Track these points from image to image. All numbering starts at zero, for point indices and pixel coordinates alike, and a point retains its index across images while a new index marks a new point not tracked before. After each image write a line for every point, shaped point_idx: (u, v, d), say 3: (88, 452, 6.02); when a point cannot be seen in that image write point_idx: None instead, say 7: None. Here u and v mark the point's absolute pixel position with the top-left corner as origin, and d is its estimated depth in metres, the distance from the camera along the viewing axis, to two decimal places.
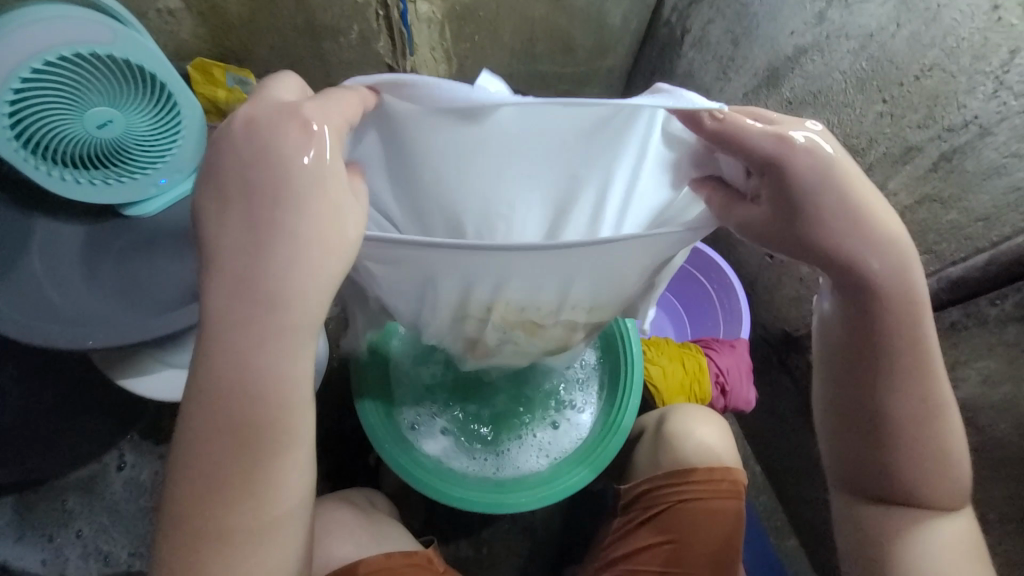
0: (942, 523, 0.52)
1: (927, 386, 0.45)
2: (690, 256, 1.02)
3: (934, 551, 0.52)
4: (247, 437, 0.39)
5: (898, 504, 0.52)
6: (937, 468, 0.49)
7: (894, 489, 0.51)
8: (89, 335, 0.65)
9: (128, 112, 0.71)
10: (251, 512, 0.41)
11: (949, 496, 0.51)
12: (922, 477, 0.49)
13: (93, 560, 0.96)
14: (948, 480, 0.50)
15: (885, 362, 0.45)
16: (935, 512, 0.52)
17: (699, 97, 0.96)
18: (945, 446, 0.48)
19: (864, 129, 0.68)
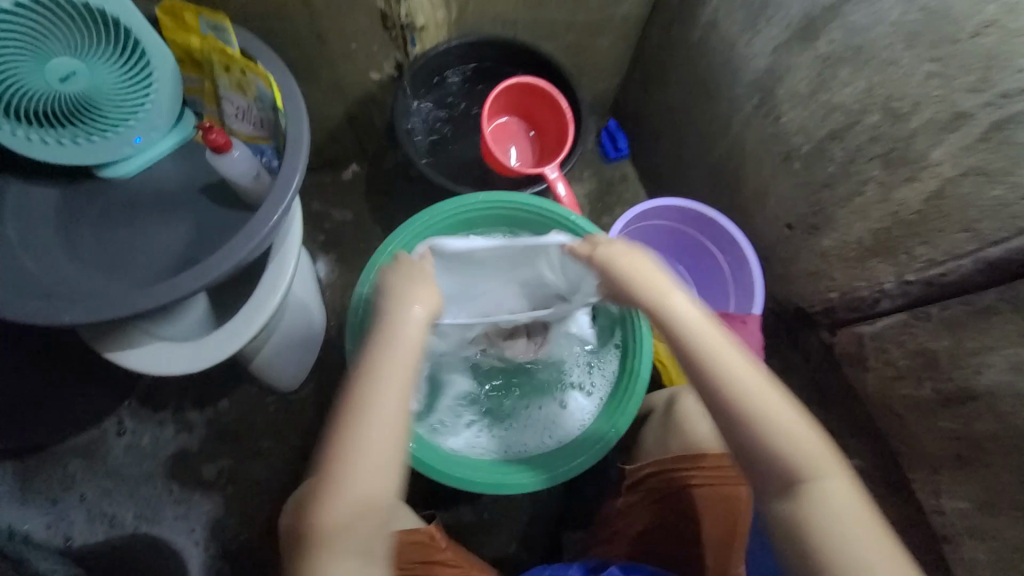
0: (818, 486, 0.48)
1: (722, 368, 0.52)
2: (703, 226, 0.96)
3: (826, 519, 0.47)
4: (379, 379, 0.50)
5: (783, 485, 0.49)
6: (778, 437, 0.49)
7: (761, 469, 0.50)
8: (61, 311, 0.60)
9: (93, 62, 0.63)
10: (380, 439, 0.48)
11: (799, 462, 0.49)
12: (772, 451, 0.49)
13: (98, 523, 0.97)
14: (786, 442, 0.49)
15: (679, 364, 0.56)
16: (806, 479, 0.49)
17: (722, 49, 0.87)
18: (757, 407, 0.50)
19: (908, 90, 0.62)
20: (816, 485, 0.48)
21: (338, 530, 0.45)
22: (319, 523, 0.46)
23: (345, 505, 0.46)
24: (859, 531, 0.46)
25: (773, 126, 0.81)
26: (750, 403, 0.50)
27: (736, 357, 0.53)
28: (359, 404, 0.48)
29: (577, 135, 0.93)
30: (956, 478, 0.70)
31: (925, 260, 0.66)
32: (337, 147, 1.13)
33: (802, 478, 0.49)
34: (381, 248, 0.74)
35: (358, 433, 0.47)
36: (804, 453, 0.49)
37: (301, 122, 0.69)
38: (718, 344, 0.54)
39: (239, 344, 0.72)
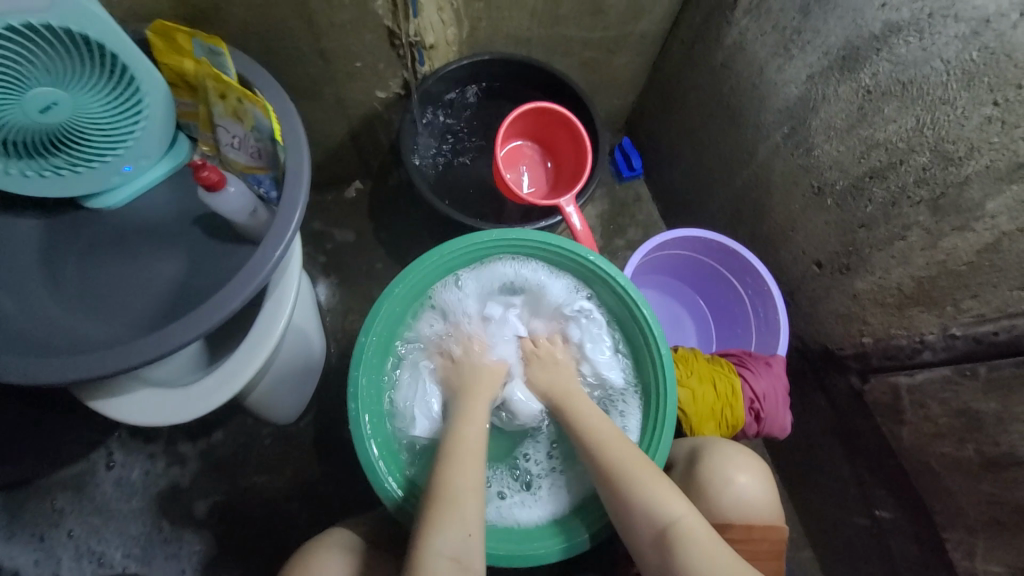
0: (683, 529, 0.58)
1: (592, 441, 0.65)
2: (724, 258, 0.92)
3: (691, 560, 0.56)
4: (473, 420, 0.67)
5: (658, 538, 0.58)
6: (647, 493, 0.60)
7: (638, 530, 0.60)
8: (37, 367, 0.54)
9: (76, 90, 0.58)
10: (478, 459, 0.63)
11: (662, 521, 0.58)
12: (644, 508, 0.59)
13: (85, 561, 0.93)
14: (651, 503, 0.59)
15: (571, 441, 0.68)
16: (674, 527, 0.58)
17: (750, 73, 0.82)
18: (626, 475, 0.61)
19: (963, 133, 0.57)
20: (679, 537, 0.57)
21: (451, 507, 0.58)
22: (440, 503, 0.58)
23: (450, 535, 0.56)
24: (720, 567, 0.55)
25: (804, 159, 0.76)
26: (621, 475, 0.61)
27: (606, 429, 0.66)
28: (459, 436, 0.65)
29: (595, 162, 0.88)
30: (996, 543, 0.66)
31: (974, 315, 0.61)
32: (339, 165, 1.08)
33: (665, 533, 0.58)
34: (384, 294, 0.68)
35: (461, 452, 0.63)
36: (666, 513, 0.59)
37: (302, 155, 0.64)
38: (601, 428, 0.66)
39: (234, 390, 0.67)
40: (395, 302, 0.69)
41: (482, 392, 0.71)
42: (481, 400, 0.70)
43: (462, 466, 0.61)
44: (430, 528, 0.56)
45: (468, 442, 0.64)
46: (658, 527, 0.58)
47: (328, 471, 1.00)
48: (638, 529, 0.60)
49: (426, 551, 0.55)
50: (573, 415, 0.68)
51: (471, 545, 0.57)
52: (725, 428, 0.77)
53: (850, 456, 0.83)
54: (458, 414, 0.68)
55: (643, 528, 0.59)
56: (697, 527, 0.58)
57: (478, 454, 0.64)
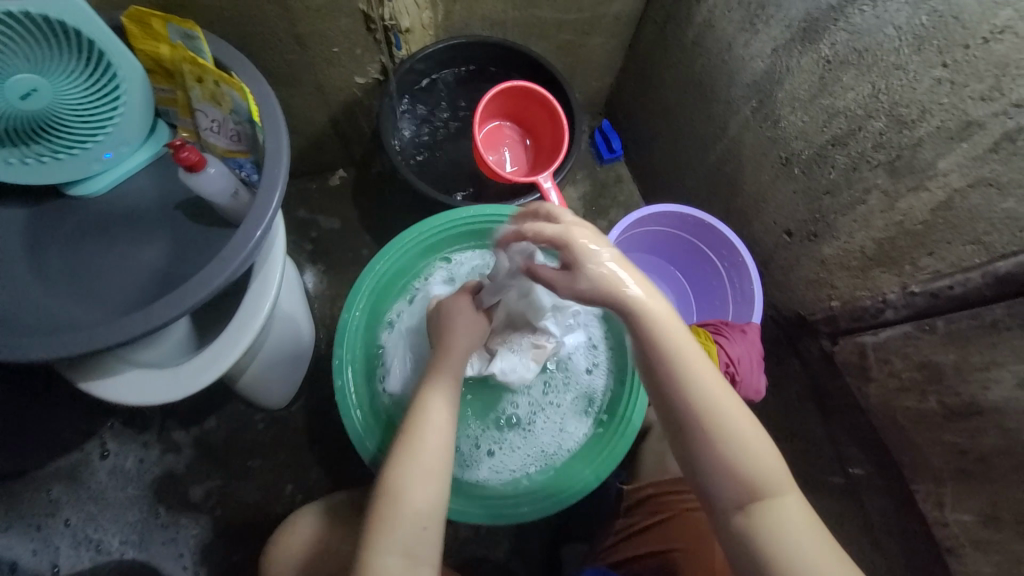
0: (777, 501, 0.53)
1: (700, 389, 0.54)
2: (701, 232, 0.94)
3: (780, 530, 0.52)
4: (438, 414, 0.59)
5: (748, 502, 0.53)
6: (747, 453, 0.53)
7: (726, 487, 0.54)
8: (31, 345, 0.56)
9: (55, 77, 0.59)
10: (441, 468, 0.56)
11: (752, 483, 0.53)
12: (741, 468, 0.53)
13: (83, 549, 0.94)
14: (749, 466, 0.53)
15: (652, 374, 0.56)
16: (768, 495, 0.53)
17: (719, 50, 0.84)
18: (729, 433, 0.53)
19: (916, 96, 0.60)
20: (767, 502, 0.52)
21: (390, 521, 0.52)
22: (387, 514, 0.53)
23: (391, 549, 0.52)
24: (809, 543, 0.51)
25: (771, 130, 0.78)
26: (718, 429, 0.53)
27: (713, 380, 0.55)
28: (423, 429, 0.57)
29: (572, 139, 0.91)
30: (961, 491, 0.69)
31: (931, 271, 0.64)
32: (322, 153, 1.09)
33: (757, 498, 0.53)
34: (368, 269, 0.71)
35: (421, 450, 0.56)
36: (756, 474, 0.53)
37: (280, 135, 0.66)
38: (700, 370, 0.55)
39: (222, 370, 0.69)
40: (376, 278, 0.71)
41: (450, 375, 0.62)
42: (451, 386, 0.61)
43: (417, 467, 0.55)
44: (379, 536, 0.52)
45: (432, 437, 0.57)
46: (745, 490, 0.53)
47: (321, 453, 1.02)
48: (726, 486, 0.53)
49: (371, 560, 0.51)
50: (668, 350, 0.54)
51: (426, 542, 0.53)
52: None
53: (825, 418, 0.87)
54: (421, 402, 0.59)
55: (732, 487, 0.53)
56: (787, 491, 0.53)
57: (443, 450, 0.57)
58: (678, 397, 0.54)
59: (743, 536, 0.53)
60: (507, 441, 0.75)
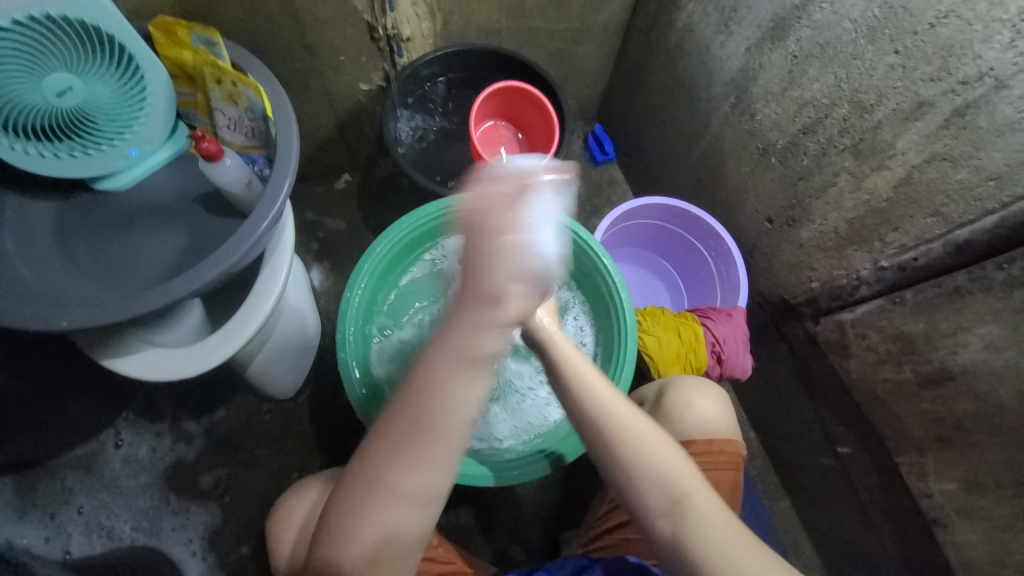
0: (695, 502, 0.55)
1: (606, 405, 0.57)
2: (688, 223, 0.99)
3: (700, 528, 0.54)
4: (429, 466, 0.48)
5: (671, 507, 0.55)
6: (659, 459, 0.56)
7: (645, 495, 0.55)
8: (65, 316, 0.61)
9: (89, 77, 0.66)
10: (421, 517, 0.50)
11: (667, 489, 0.55)
12: (657, 474, 0.55)
13: (96, 535, 0.98)
14: (660, 471, 0.55)
15: (563, 395, 0.59)
16: (687, 497, 0.55)
17: (699, 52, 0.90)
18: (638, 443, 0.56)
19: (873, 83, 0.65)
20: (687, 505, 0.55)
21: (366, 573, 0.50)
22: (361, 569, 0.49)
23: None
24: (727, 537, 0.54)
25: (748, 124, 0.83)
26: (629, 440, 0.56)
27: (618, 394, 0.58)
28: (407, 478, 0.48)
29: (562, 136, 0.97)
30: (942, 459, 0.71)
31: (898, 245, 0.69)
32: (327, 157, 1.15)
33: (677, 502, 0.55)
34: (367, 253, 0.76)
35: (396, 498, 0.48)
36: (675, 479, 0.55)
37: (291, 128, 0.72)
38: (604, 389, 0.58)
39: (238, 344, 0.73)
40: (376, 260, 0.77)
41: (457, 403, 0.48)
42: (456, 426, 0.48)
43: (391, 521, 0.49)
44: None
45: (413, 486, 0.48)
46: (666, 500, 0.55)
47: (325, 443, 1.05)
48: (648, 495, 0.55)
49: None
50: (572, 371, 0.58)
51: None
52: (689, 370, 0.86)
53: (811, 399, 0.89)
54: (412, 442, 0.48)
55: (653, 494, 0.55)
56: (703, 494, 0.55)
57: (429, 500, 0.50)
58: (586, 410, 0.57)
59: (671, 541, 0.54)
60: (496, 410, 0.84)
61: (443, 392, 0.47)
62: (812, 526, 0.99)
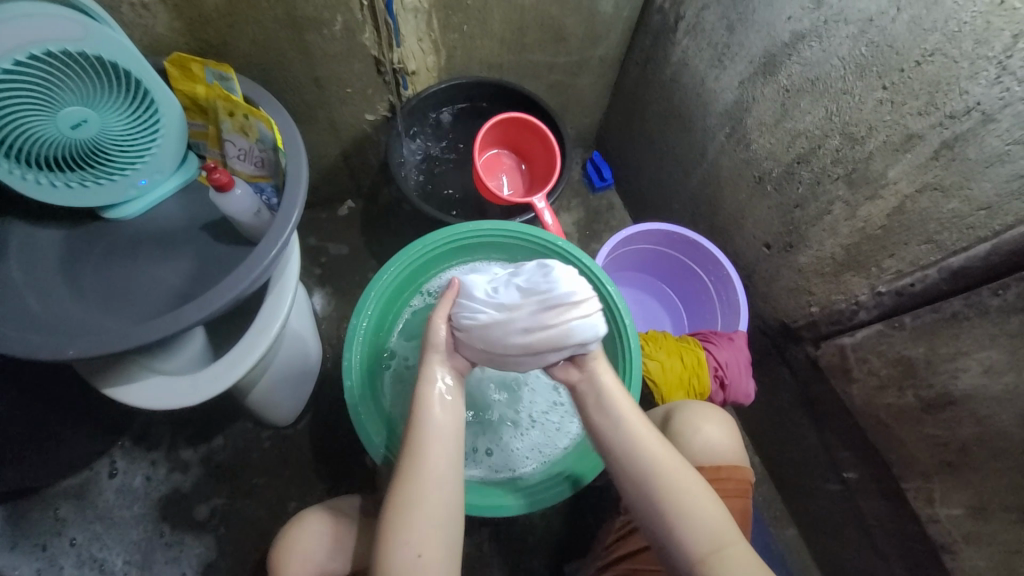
0: (734, 548, 0.55)
1: (648, 439, 0.60)
2: (687, 249, 1.01)
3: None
4: (440, 451, 0.57)
5: (713, 552, 0.54)
6: (698, 497, 0.57)
7: (687, 534, 0.56)
8: (72, 345, 0.61)
9: (104, 111, 0.67)
10: (443, 497, 0.56)
11: (708, 530, 0.55)
12: (698, 513, 0.56)
13: (87, 569, 0.95)
14: (698, 512, 0.56)
15: (604, 430, 0.62)
16: (727, 542, 0.55)
17: (694, 85, 0.94)
18: (675, 481, 0.58)
19: (863, 116, 0.68)
20: (726, 552, 0.55)
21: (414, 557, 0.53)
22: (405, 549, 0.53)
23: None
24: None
25: (744, 153, 0.86)
26: (668, 476, 0.58)
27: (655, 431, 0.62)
28: (414, 480, 0.55)
29: (562, 165, 0.99)
30: (948, 485, 0.71)
31: (894, 271, 0.70)
32: (332, 184, 1.18)
33: (717, 547, 0.55)
34: (375, 280, 0.78)
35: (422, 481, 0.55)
36: (713, 521, 0.56)
37: (301, 159, 0.73)
38: (642, 424, 0.62)
39: (241, 371, 0.73)
40: (383, 287, 0.78)
41: (442, 423, 0.59)
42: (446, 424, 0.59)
43: (412, 498, 0.55)
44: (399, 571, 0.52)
45: (431, 468, 0.56)
46: (701, 542, 0.55)
47: (325, 471, 1.04)
48: (688, 538, 0.55)
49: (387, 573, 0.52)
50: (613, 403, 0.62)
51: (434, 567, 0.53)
52: (693, 395, 0.86)
53: (815, 423, 0.89)
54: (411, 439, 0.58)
55: (693, 536, 0.55)
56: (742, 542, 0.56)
57: (444, 481, 0.56)
58: (627, 443, 0.60)
59: None
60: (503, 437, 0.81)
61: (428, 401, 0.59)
62: (820, 554, 0.97)
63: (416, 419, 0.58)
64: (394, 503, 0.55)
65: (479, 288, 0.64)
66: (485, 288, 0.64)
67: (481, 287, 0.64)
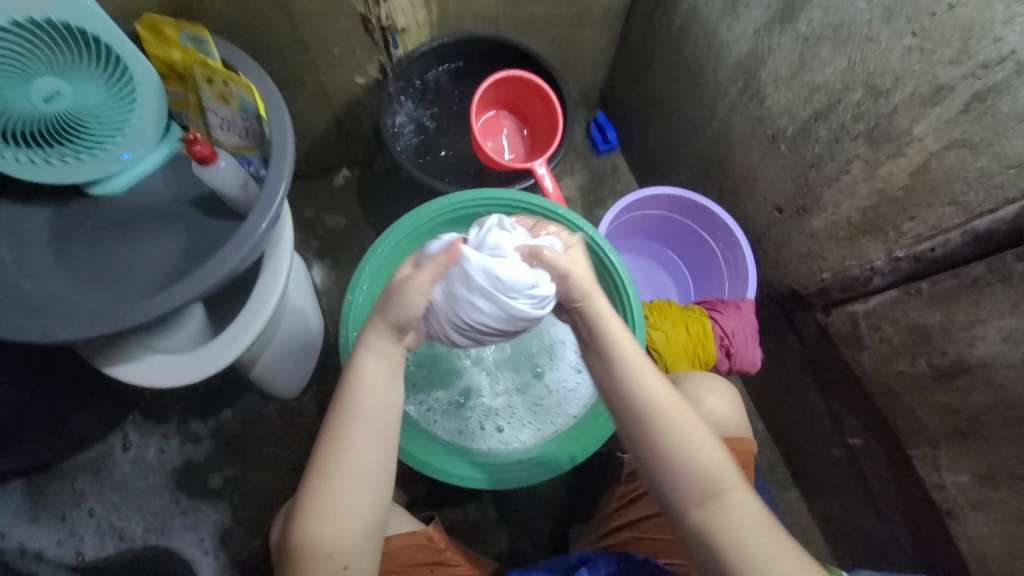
0: (735, 496, 0.53)
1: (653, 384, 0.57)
2: (695, 214, 0.97)
3: (735, 524, 0.51)
4: (366, 450, 0.53)
5: (710, 498, 0.53)
6: (699, 443, 0.54)
7: (685, 477, 0.53)
8: (64, 328, 0.60)
9: (77, 81, 0.64)
10: (365, 501, 0.53)
11: (709, 478, 0.53)
12: (698, 457, 0.54)
13: (108, 536, 0.99)
14: (699, 459, 0.54)
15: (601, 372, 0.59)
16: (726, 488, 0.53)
17: (704, 35, 0.87)
18: (676, 427, 0.55)
19: (889, 66, 0.63)
20: (723, 496, 0.52)
21: (329, 554, 0.52)
22: (317, 547, 0.52)
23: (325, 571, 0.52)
24: (765, 538, 0.51)
25: (757, 110, 0.80)
26: (671, 423, 0.55)
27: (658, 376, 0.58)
28: (333, 480, 0.52)
29: (564, 128, 0.94)
30: (956, 452, 0.70)
31: (914, 235, 0.67)
32: (325, 153, 1.13)
33: (713, 493, 0.53)
34: (370, 253, 0.76)
35: (342, 483, 0.52)
36: (713, 468, 0.53)
37: (285, 128, 0.70)
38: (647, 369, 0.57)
39: (240, 346, 0.73)
40: (379, 261, 0.76)
41: (376, 423, 0.54)
42: (375, 421, 0.54)
43: (334, 498, 0.52)
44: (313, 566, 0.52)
45: (356, 468, 0.53)
46: (700, 487, 0.53)
47: None
48: (684, 483, 0.53)
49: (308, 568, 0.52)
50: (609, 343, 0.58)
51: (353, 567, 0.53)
52: (699, 365, 0.84)
53: (822, 390, 0.88)
54: (335, 436, 0.53)
55: (689, 481, 0.53)
56: (745, 491, 0.53)
57: (369, 483, 0.53)
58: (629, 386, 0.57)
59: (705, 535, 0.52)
60: (510, 412, 0.81)
61: (357, 393, 0.54)
62: (821, 515, 0.98)
63: (348, 418, 0.53)
64: (309, 496, 0.52)
65: (475, 293, 0.54)
66: (478, 293, 0.55)
67: (473, 294, 0.55)
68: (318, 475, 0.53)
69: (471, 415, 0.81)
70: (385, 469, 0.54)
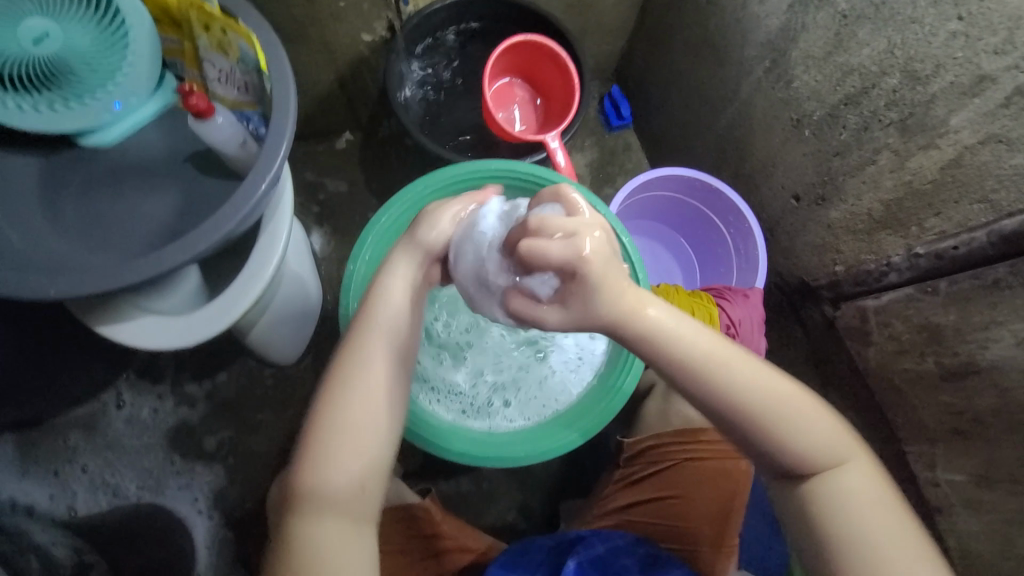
0: (836, 473, 0.52)
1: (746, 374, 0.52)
2: (709, 198, 0.94)
3: (841, 503, 0.51)
4: (384, 358, 0.54)
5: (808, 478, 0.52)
6: (798, 427, 0.52)
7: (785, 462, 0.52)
8: (53, 284, 0.58)
9: (65, 22, 0.61)
10: (379, 412, 0.52)
11: (810, 459, 0.52)
12: (800, 441, 0.52)
13: (101, 493, 0.99)
14: (803, 440, 0.52)
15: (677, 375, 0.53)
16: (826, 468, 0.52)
17: (734, 8, 0.82)
18: (775, 412, 0.51)
19: (930, 51, 0.59)
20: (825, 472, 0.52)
21: (338, 468, 0.49)
22: (325, 459, 0.49)
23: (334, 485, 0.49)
24: (872, 512, 0.51)
25: (783, 91, 0.77)
26: (768, 413, 0.52)
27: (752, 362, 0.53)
28: (351, 386, 0.52)
29: (580, 100, 0.90)
30: (954, 451, 0.70)
31: (938, 231, 0.65)
32: (328, 114, 1.08)
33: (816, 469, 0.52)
34: (372, 224, 0.73)
35: (359, 388, 0.52)
36: (815, 447, 0.52)
37: (287, 85, 0.66)
38: (738, 359, 0.52)
39: (241, 306, 0.71)
40: (381, 232, 0.74)
41: (394, 337, 0.55)
42: (393, 333, 0.55)
43: (349, 404, 0.51)
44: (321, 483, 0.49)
45: (374, 375, 0.53)
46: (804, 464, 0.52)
47: None
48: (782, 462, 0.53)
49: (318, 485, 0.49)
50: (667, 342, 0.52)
51: (363, 486, 0.50)
52: None
53: (822, 383, 0.87)
54: (355, 345, 0.54)
55: (790, 461, 0.52)
56: (850, 463, 0.52)
57: (385, 394, 0.53)
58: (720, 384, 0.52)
59: (810, 511, 0.52)
60: (512, 392, 0.80)
61: (378, 306, 0.56)
62: None
63: (369, 329, 0.55)
64: (324, 406, 0.51)
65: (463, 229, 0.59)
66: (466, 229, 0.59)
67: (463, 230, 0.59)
68: (335, 382, 0.52)
69: (473, 394, 0.80)
70: (399, 384, 0.54)
